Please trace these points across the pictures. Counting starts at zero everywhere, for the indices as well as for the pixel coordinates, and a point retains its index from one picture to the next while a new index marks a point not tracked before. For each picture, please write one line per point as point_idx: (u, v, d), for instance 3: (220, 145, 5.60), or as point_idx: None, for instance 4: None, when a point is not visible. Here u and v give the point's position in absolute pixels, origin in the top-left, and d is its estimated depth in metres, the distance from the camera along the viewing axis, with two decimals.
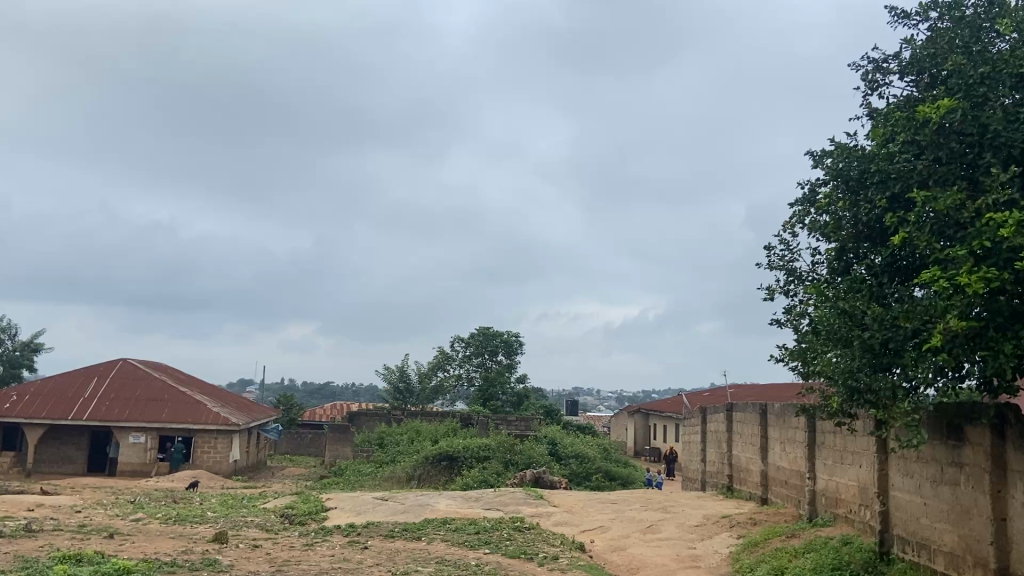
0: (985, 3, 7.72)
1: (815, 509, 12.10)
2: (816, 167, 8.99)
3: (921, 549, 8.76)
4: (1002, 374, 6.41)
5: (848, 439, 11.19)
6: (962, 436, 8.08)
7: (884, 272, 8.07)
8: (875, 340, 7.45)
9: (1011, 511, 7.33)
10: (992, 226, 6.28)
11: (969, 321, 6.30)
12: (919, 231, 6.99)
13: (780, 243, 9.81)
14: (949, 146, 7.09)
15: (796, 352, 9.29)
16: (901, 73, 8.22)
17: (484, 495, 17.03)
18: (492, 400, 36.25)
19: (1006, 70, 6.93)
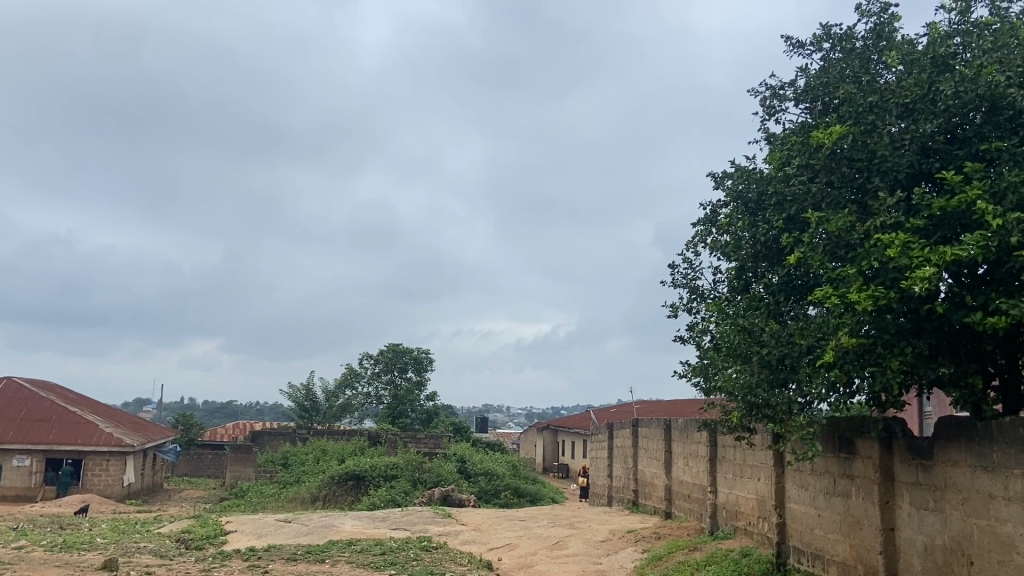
0: (872, 35, 8.13)
1: (716, 523, 12.39)
2: (718, 189, 9.28)
3: (816, 559, 9.06)
4: (890, 389, 6.72)
5: (747, 453, 11.52)
6: (852, 449, 8.41)
7: (781, 291, 8.41)
8: (772, 356, 7.73)
9: (898, 521, 7.65)
10: (880, 247, 6.57)
11: (859, 338, 6.60)
12: (813, 251, 7.33)
13: (683, 261, 10.09)
14: (840, 170, 7.45)
15: (698, 367, 9.52)
16: (796, 100, 8.60)
17: (391, 515, 16.69)
18: (401, 417, 35.69)
19: (893, 100, 7.26)
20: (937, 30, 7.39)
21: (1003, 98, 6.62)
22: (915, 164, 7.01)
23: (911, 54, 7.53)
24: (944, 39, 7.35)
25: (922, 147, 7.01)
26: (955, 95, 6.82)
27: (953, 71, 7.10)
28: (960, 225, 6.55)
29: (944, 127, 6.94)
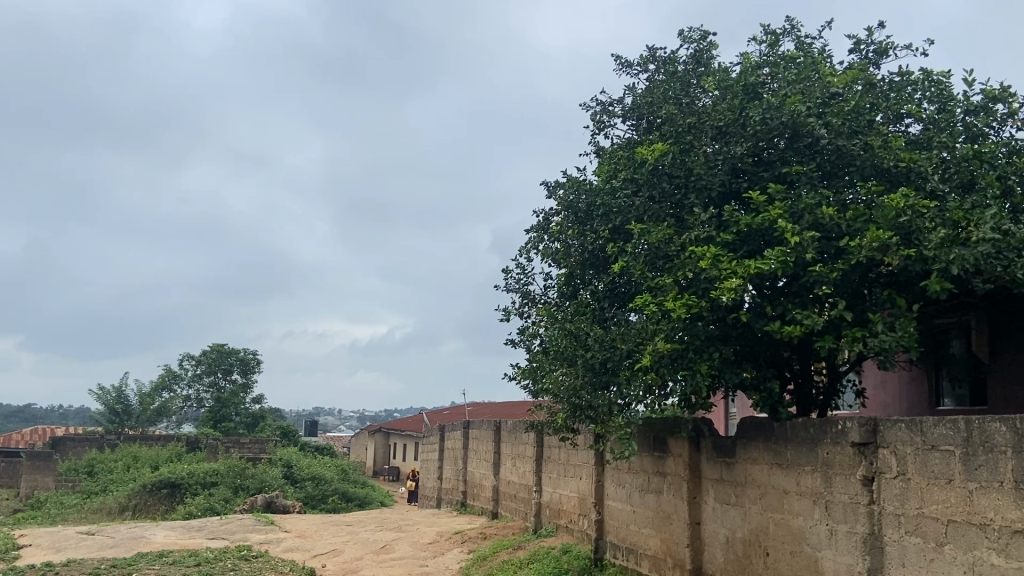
0: (693, 61, 8.70)
1: (540, 521, 12.76)
2: (551, 197, 9.58)
3: (629, 553, 9.55)
4: (700, 391, 7.21)
5: (570, 453, 11.95)
6: (665, 448, 8.95)
7: (605, 297, 8.82)
8: (596, 359, 8.08)
9: (704, 515, 8.21)
10: (694, 259, 7.03)
11: (673, 344, 7.03)
12: (635, 260, 7.72)
13: (515, 267, 10.33)
14: (661, 186, 7.91)
15: (527, 370, 9.77)
16: (623, 116, 9.04)
17: (208, 524, 15.85)
18: (223, 421, 34.00)
19: (708, 123, 7.79)
20: (749, 61, 8.02)
21: (803, 127, 7.30)
22: (727, 183, 7.58)
23: (725, 81, 8.11)
24: (754, 69, 7.98)
25: (733, 168, 7.59)
26: (762, 121, 7.42)
27: (761, 99, 7.73)
28: (763, 241, 7.14)
29: (753, 150, 7.54)
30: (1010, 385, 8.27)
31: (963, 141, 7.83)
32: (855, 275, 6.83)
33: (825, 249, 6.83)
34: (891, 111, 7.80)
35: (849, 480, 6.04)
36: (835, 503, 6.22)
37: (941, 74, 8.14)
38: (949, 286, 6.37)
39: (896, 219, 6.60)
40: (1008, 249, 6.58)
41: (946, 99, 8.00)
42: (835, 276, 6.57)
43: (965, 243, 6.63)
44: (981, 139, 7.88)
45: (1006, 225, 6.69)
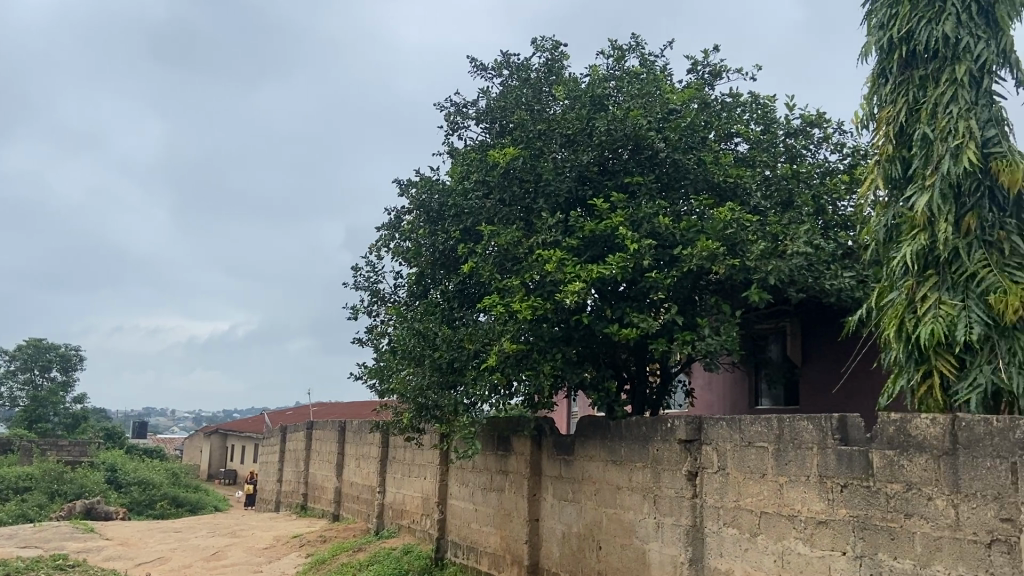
0: (544, 69, 8.91)
1: (382, 522, 12.64)
2: (402, 196, 9.52)
3: (470, 552, 9.65)
4: (542, 391, 7.41)
5: (415, 453, 11.91)
6: (508, 447, 9.11)
7: (454, 297, 8.88)
8: (443, 359, 8.12)
9: (542, 512, 8.44)
10: (541, 262, 7.20)
11: (519, 344, 7.17)
12: (485, 262, 7.80)
13: (365, 264, 10.19)
14: (511, 189, 8.04)
15: (374, 369, 9.66)
16: (476, 119, 9.12)
17: (17, 533, 14.53)
18: (39, 422, 31.28)
19: (557, 130, 8.01)
20: (597, 73, 8.32)
21: (644, 140, 7.68)
22: (572, 190, 7.84)
23: (575, 91, 8.36)
24: (601, 81, 8.28)
25: (580, 175, 7.85)
26: (607, 132, 7.72)
27: (607, 110, 8.03)
28: (605, 247, 7.43)
29: (597, 159, 7.83)
30: (818, 387, 9.05)
31: (784, 161, 8.50)
32: (687, 282, 7.25)
33: (661, 256, 7.20)
34: (723, 129, 8.34)
35: (676, 475, 6.39)
36: (662, 497, 6.56)
37: (767, 97, 8.80)
38: (768, 295, 6.90)
39: (724, 230, 7.07)
40: (819, 262, 7.21)
41: (770, 121, 8.65)
42: (669, 283, 6.95)
43: (782, 255, 7.21)
44: (799, 159, 8.57)
45: (817, 240, 7.32)
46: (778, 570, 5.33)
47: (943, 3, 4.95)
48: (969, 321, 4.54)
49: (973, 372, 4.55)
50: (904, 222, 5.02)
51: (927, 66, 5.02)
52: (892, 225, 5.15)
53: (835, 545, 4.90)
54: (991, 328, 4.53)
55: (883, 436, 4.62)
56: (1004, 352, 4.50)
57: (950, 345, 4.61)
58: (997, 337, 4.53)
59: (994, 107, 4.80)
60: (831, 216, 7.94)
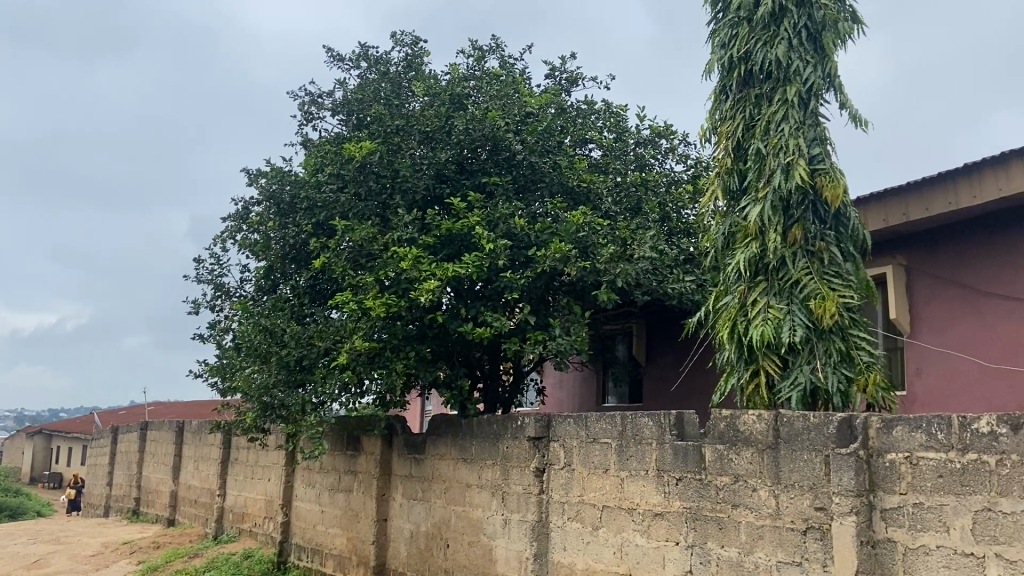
0: (404, 64, 8.81)
1: (222, 526, 12.09)
2: (251, 186, 9.14)
3: (314, 554, 9.41)
4: (393, 389, 7.33)
5: (259, 454, 11.46)
6: (358, 446, 8.95)
7: (305, 293, 8.63)
8: (292, 357, 7.86)
9: (391, 511, 8.35)
10: (395, 259, 7.10)
11: (371, 342, 7.05)
12: (337, 257, 7.61)
13: (209, 256, 9.70)
14: (367, 184, 7.89)
15: (216, 367, 9.21)
16: (332, 110, 8.89)
17: None
18: None
19: (416, 126, 7.94)
20: (457, 72, 8.32)
21: (502, 141, 7.76)
22: (430, 187, 7.82)
23: (434, 88, 8.31)
24: (461, 80, 8.29)
25: (437, 173, 7.84)
26: (466, 131, 7.75)
27: (466, 110, 8.04)
28: (461, 246, 7.45)
29: (456, 157, 7.85)
30: (660, 385, 9.49)
31: (634, 169, 8.82)
32: (540, 283, 7.39)
33: (515, 256, 7.31)
34: (577, 135, 8.56)
35: (524, 472, 6.50)
36: (510, 494, 6.65)
37: (620, 107, 9.12)
38: (615, 297, 7.16)
39: (577, 233, 7.27)
40: (663, 266, 7.54)
41: (621, 129, 8.97)
42: (522, 283, 7.06)
43: (630, 259, 7.50)
44: (648, 168, 8.91)
45: (662, 245, 7.65)
46: (617, 561, 5.54)
47: (777, 28, 5.31)
48: (793, 324, 4.90)
49: (795, 372, 4.91)
50: (738, 231, 5.34)
51: (762, 86, 5.38)
52: (728, 233, 5.47)
53: (670, 536, 5.14)
54: (811, 331, 4.91)
55: (715, 431, 4.89)
56: (821, 354, 4.89)
57: (776, 346, 4.96)
58: (816, 339, 4.91)
59: (819, 127, 5.20)
60: (676, 223, 8.31)
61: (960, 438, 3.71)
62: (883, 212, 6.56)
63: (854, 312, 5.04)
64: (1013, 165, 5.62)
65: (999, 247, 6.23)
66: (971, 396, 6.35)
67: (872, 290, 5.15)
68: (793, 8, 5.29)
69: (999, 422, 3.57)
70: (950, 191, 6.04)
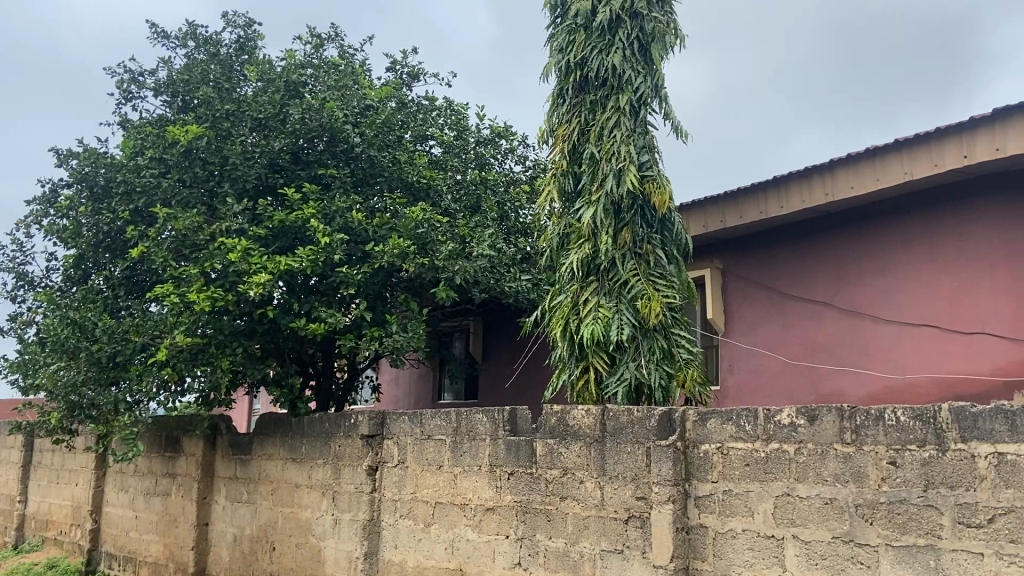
0: (235, 46, 8.33)
1: (22, 535, 11.05)
2: (60, 167, 8.37)
3: (127, 563, 8.81)
4: (218, 388, 6.97)
5: (65, 457, 10.54)
6: (177, 448, 8.44)
7: (121, 285, 8.01)
8: (103, 353, 7.26)
9: (213, 515, 7.94)
10: (222, 251, 6.72)
11: (194, 338, 6.62)
12: (157, 247, 7.09)
13: (9, 242, 8.79)
14: (193, 170, 7.40)
15: (15, 364, 8.35)
16: (155, 90, 8.30)
17: None
18: None
19: (247, 112, 7.58)
20: (293, 58, 8.01)
21: (340, 132, 7.57)
22: (261, 177, 7.49)
23: (268, 73, 7.94)
24: (297, 67, 7.98)
25: (270, 162, 7.54)
26: (302, 120, 7.48)
27: (302, 98, 7.76)
28: (295, 239, 7.22)
29: (290, 147, 7.58)
30: (495, 382, 9.64)
31: (474, 168, 8.88)
32: (377, 279, 7.28)
33: (352, 251, 7.16)
34: (418, 130, 8.51)
35: (356, 471, 6.37)
36: (340, 494, 6.51)
37: (461, 105, 9.16)
38: (453, 294, 7.20)
39: (416, 229, 7.22)
40: (500, 265, 7.64)
41: (462, 127, 9.01)
42: (358, 279, 6.91)
43: (468, 256, 7.55)
44: (488, 167, 9.00)
45: (500, 244, 7.75)
46: (448, 557, 5.57)
47: (612, 37, 5.52)
48: (621, 322, 5.12)
49: (622, 368, 5.13)
50: (573, 231, 5.51)
51: (597, 92, 5.58)
52: (563, 233, 5.63)
53: (500, 530, 5.23)
54: (637, 330, 5.15)
55: (546, 426, 5.03)
56: (645, 351, 5.14)
57: (604, 344, 5.16)
58: (641, 337, 5.16)
59: (648, 135, 5.46)
60: (514, 222, 8.45)
61: (765, 429, 4.01)
62: (703, 218, 7.01)
63: (675, 312, 5.34)
64: (814, 179, 6.16)
65: (799, 253, 6.83)
66: (775, 389, 6.92)
67: (692, 291, 5.48)
68: (627, 19, 5.52)
69: (798, 414, 3.89)
70: (762, 201, 6.54)
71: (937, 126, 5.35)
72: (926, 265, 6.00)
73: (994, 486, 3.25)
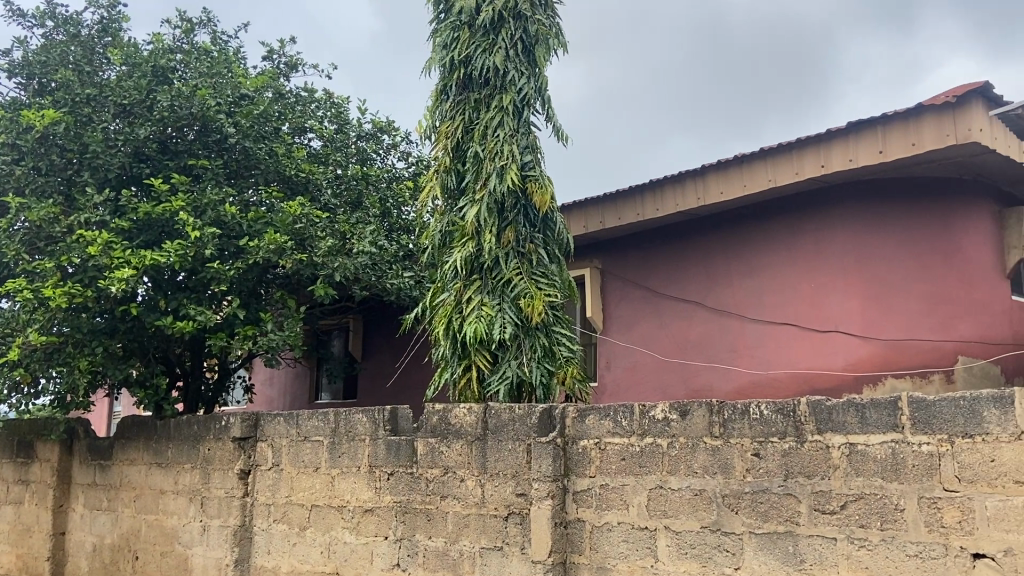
0: (98, 27, 7.78)
1: None
2: None
3: None
4: (76, 390, 6.53)
5: None
6: (30, 454, 7.85)
7: None
8: None
9: (70, 524, 7.45)
10: (82, 244, 6.28)
11: (49, 337, 6.17)
12: (8, 240, 6.55)
13: None
14: (49, 158, 6.89)
15: None
16: (6, 70, 7.66)
17: None
18: None
19: (111, 98, 7.12)
20: (161, 42, 7.58)
21: (212, 122, 7.24)
22: (126, 166, 7.06)
23: (134, 57, 7.47)
24: (166, 52, 7.57)
25: (136, 151, 7.12)
26: (170, 107, 7.10)
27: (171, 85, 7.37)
28: (162, 232, 6.84)
29: (158, 135, 7.17)
30: (374, 381, 9.52)
31: (355, 163, 8.71)
32: (252, 276, 7.02)
33: (224, 246, 6.87)
34: (296, 122, 8.27)
35: (227, 474, 6.11)
36: (210, 499, 6.23)
37: (341, 98, 8.97)
38: (332, 292, 7.04)
39: (293, 225, 7.01)
40: (381, 262, 7.53)
41: (343, 121, 8.83)
42: (231, 275, 6.64)
43: (348, 253, 7.40)
44: (369, 162, 8.86)
45: (381, 241, 7.64)
46: (324, 561, 5.44)
47: (496, 36, 5.55)
48: (503, 321, 5.16)
49: (504, 366, 5.17)
50: (456, 230, 5.50)
51: (480, 91, 5.60)
52: (446, 231, 5.61)
53: (379, 531, 5.15)
54: (519, 328, 5.21)
55: (427, 425, 5.00)
56: (527, 349, 5.20)
57: (487, 343, 5.18)
58: (523, 336, 5.21)
59: (531, 136, 5.52)
60: (395, 220, 8.34)
61: (640, 424, 4.15)
62: (583, 219, 7.17)
63: (557, 310, 5.43)
64: (687, 183, 6.42)
65: (673, 254, 7.09)
66: (649, 386, 7.17)
67: (573, 290, 5.58)
68: (510, 19, 5.56)
69: (671, 409, 4.04)
70: (638, 204, 6.75)
71: (798, 137, 5.69)
72: (787, 268, 6.37)
73: (846, 474, 3.49)
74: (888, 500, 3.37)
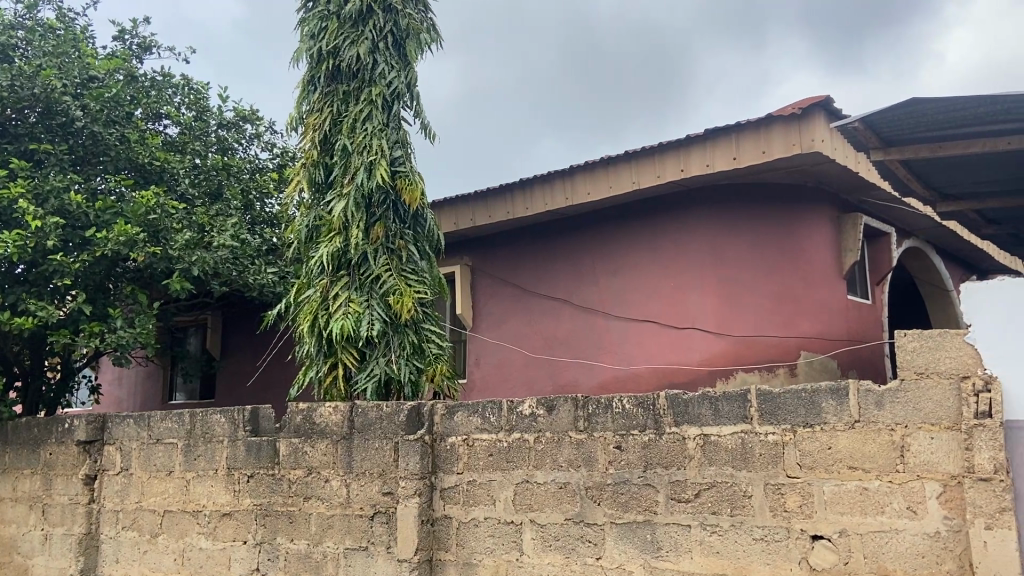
0: None
1: None
2: None
3: None
4: None
5: None
6: None
7: None
8: None
9: None
10: None
11: None
12: None
13: None
14: None
15: None
16: None
17: None
18: None
19: None
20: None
21: (56, 104, 6.75)
22: None
23: None
24: (4, 27, 6.95)
25: None
26: (8, 87, 6.57)
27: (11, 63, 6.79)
28: None
29: None
30: (235, 380, 9.16)
31: (215, 152, 8.35)
32: (100, 269, 6.58)
33: (68, 237, 6.40)
34: (149, 107, 7.84)
35: (70, 480, 5.71)
36: (52, 507, 5.81)
37: (201, 84, 8.57)
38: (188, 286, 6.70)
39: (146, 215, 6.63)
40: (243, 256, 7.24)
41: (202, 108, 8.43)
42: (77, 268, 6.21)
43: (207, 246, 7.07)
44: (230, 152, 8.52)
45: (243, 235, 7.35)
46: (178, 568, 5.19)
47: (364, 28, 5.46)
48: (371, 318, 5.08)
49: (371, 364, 5.09)
50: (323, 225, 5.38)
51: (349, 83, 5.48)
52: (312, 225, 5.47)
53: (237, 536, 4.97)
54: (388, 325, 5.14)
55: (290, 425, 4.85)
56: (396, 346, 5.15)
57: (354, 340, 5.09)
58: (392, 333, 5.15)
59: (400, 130, 5.47)
60: (258, 213, 8.07)
61: (508, 419, 4.20)
62: (454, 216, 7.18)
63: (426, 306, 5.41)
64: (556, 183, 6.55)
65: (542, 252, 7.22)
66: (518, 382, 7.28)
67: (443, 286, 5.57)
68: (379, 11, 5.49)
69: (538, 405, 4.12)
70: (508, 202, 6.83)
71: (660, 142, 5.92)
72: (649, 267, 6.62)
73: (701, 464, 3.66)
74: (738, 487, 3.56)
